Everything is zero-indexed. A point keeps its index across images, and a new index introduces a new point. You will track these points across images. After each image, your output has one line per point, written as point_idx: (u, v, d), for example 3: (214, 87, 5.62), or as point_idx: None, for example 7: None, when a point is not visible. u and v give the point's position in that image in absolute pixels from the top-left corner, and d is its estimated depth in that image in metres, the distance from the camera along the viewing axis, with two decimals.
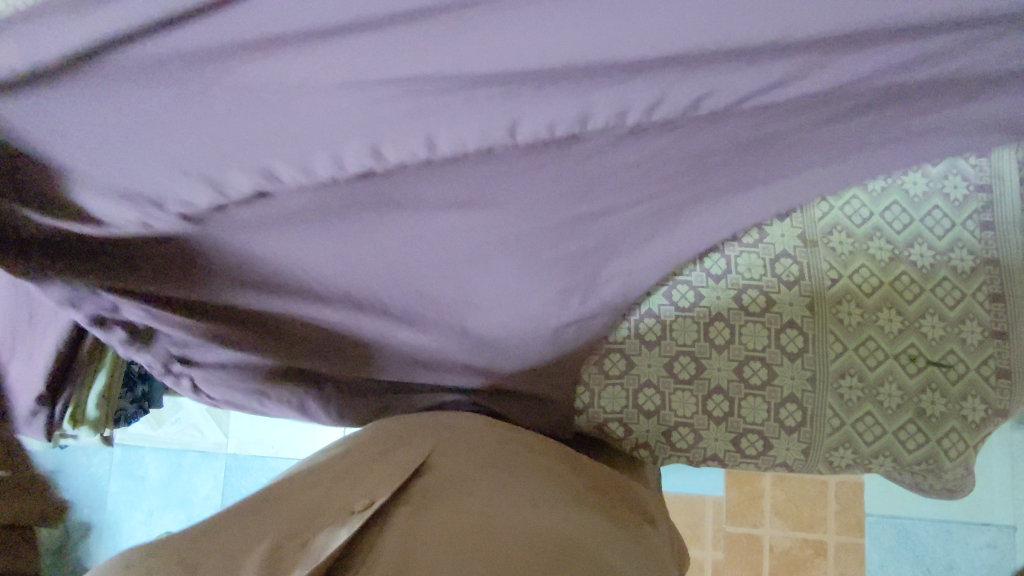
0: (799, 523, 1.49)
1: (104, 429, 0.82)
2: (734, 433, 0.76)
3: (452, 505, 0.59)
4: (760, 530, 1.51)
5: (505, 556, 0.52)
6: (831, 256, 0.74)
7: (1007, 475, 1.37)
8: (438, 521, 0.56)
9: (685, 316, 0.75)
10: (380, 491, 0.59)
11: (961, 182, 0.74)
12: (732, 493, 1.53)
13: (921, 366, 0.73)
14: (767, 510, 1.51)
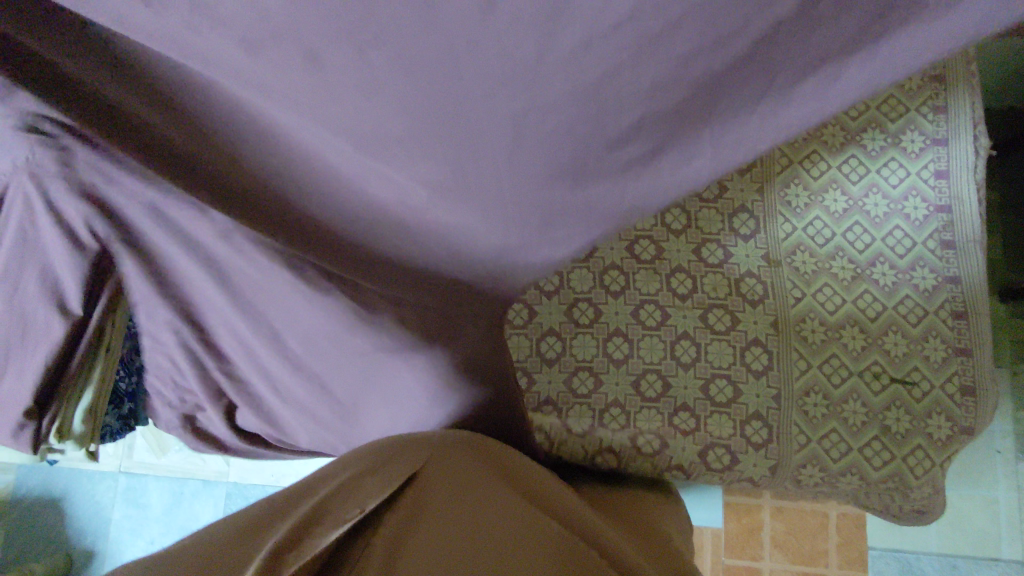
0: (800, 557, 1.25)
1: (90, 442, 0.82)
2: (699, 447, 0.75)
3: (452, 494, 0.51)
4: (760, 564, 1.26)
5: (510, 547, 0.43)
6: (794, 276, 0.76)
7: (1013, 504, 1.21)
8: (435, 515, 0.47)
9: (651, 334, 0.77)
10: (372, 485, 0.50)
11: (921, 203, 0.76)
12: (729, 524, 1.27)
13: (885, 384, 0.73)
14: (767, 543, 1.26)
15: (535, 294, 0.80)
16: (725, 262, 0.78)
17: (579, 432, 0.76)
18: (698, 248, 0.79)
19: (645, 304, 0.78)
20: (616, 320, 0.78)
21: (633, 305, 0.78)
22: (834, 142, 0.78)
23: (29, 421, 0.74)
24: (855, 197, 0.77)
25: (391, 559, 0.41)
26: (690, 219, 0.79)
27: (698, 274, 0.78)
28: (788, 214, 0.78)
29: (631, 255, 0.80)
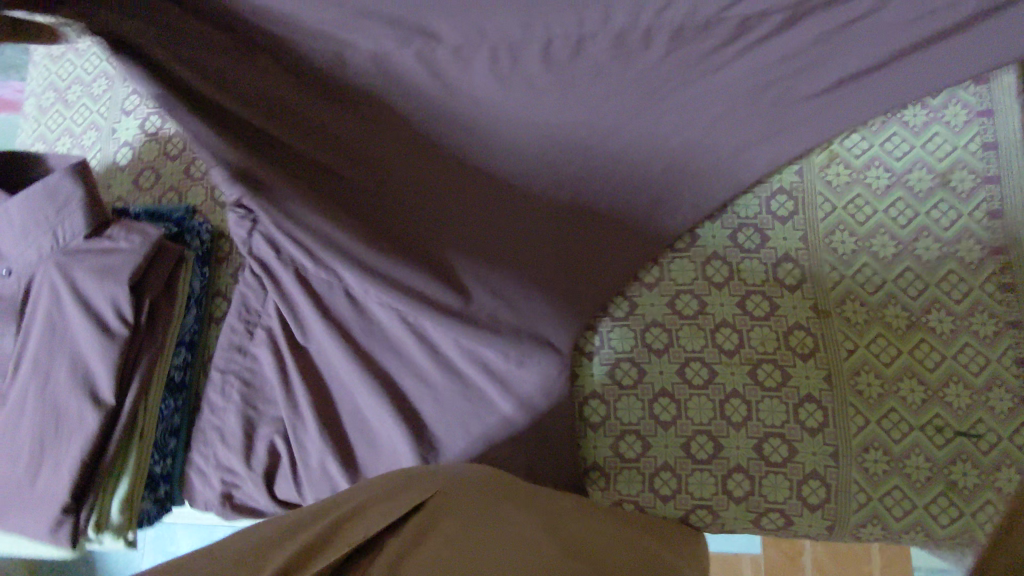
0: None
1: (128, 533, 0.78)
2: (755, 512, 0.73)
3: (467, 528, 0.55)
4: None
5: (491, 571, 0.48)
6: (845, 327, 0.74)
7: None
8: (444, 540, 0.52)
9: (699, 393, 0.75)
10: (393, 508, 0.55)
11: (975, 245, 0.73)
12: (770, 550, 1.26)
13: (948, 438, 0.70)
14: (809, 570, 1.24)
15: (575, 356, 0.77)
16: (771, 314, 0.75)
17: (629, 507, 0.75)
18: (742, 301, 0.76)
19: (690, 362, 0.76)
20: (661, 380, 0.76)
21: (678, 363, 0.76)
22: (878, 186, 0.75)
23: (66, 517, 0.72)
24: (904, 241, 0.74)
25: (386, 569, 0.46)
26: (732, 271, 0.77)
27: (744, 327, 0.75)
28: (835, 262, 0.75)
29: (673, 311, 0.77)
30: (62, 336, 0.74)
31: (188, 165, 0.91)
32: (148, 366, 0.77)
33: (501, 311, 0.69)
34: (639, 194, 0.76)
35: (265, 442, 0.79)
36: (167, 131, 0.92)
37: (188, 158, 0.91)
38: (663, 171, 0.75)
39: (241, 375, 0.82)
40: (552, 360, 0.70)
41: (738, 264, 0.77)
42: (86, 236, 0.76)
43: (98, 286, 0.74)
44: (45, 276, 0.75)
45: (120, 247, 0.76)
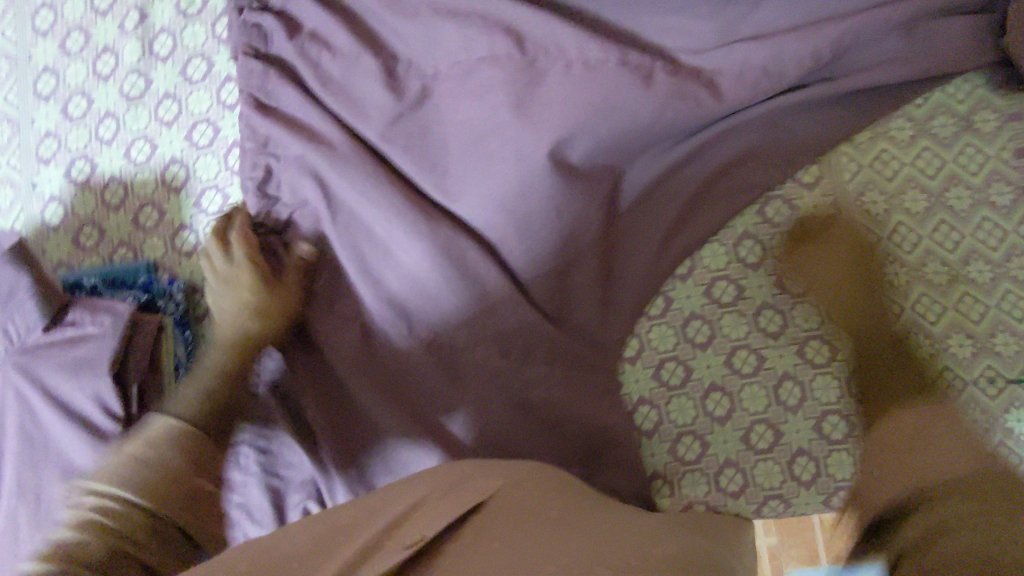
0: None
1: None
2: (825, 494, 0.71)
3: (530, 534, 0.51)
4: None
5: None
6: (888, 292, 0.72)
7: None
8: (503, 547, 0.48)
9: (750, 381, 0.72)
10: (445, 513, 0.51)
11: (1006, 187, 0.71)
12: None
13: (1001, 387, 0.70)
14: None
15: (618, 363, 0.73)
16: (811, 289, 0.72)
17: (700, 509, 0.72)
18: (781, 279, 0.73)
19: (737, 351, 0.73)
20: (709, 373, 0.73)
21: (725, 354, 0.73)
22: (902, 137, 0.73)
23: None
24: (936, 193, 0.72)
25: None
26: (765, 249, 0.73)
27: (785, 307, 0.73)
28: (868, 225, 0.72)
29: (710, 301, 0.73)
30: (46, 447, 0.65)
31: (135, 214, 0.78)
32: None
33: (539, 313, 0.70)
34: (683, 179, 0.73)
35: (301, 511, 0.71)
36: (100, 179, 0.79)
37: (134, 207, 0.78)
38: (704, 140, 0.73)
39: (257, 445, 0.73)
40: (587, 371, 0.71)
41: (771, 241, 0.73)
42: (46, 327, 0.66)
43: (75, 380, 0.65)
44: (5, 380, 0.65)
45: (90, 332, 0.67)
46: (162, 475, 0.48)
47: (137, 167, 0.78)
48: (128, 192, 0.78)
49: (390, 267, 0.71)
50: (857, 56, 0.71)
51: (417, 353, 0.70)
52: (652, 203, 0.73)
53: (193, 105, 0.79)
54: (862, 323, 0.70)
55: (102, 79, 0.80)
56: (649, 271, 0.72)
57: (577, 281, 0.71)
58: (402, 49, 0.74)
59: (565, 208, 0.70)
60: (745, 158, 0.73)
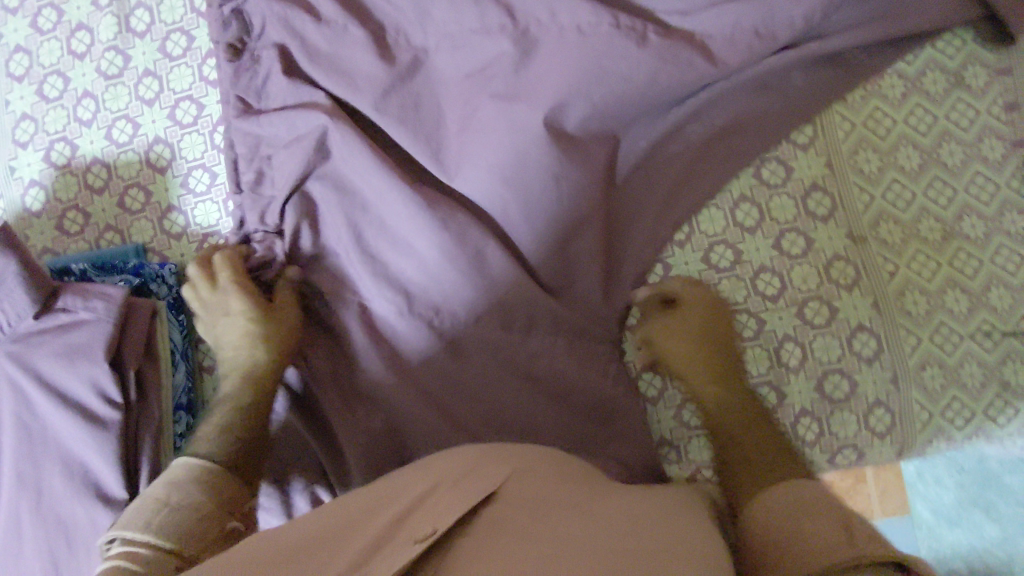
0: None
1: None
2: (829, 453, 0.72)
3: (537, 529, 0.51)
4: None
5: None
6: (884, 250, 0.72)
7: None
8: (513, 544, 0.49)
9: (752, 345, 0.73)
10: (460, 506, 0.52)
11: (997, 141, 0.71)
12: None
13: (996, 340, 0.71)
14: None
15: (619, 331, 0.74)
16: (808, 250, 0.72)
17: (706, 472, 0.73)
18: (778, 242, 0.73)
19: (737, 315, 0.73)
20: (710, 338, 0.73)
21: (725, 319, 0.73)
22: (894, 94, 0.73)
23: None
24: (929, 149, 0.72)
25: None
26: (762, 211, 0.73)
27: (784, 269, 0.73)
28: (863, 183, 0.72)
29: (709, 266, 0.73)
30: (44, 440, 0.64)
31: (121, 196, 0.76)
32: (156, 435, 0.67)
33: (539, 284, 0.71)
34: (678, 143, 0.73)
35: (306, 493, 0.72)
36: (81, 161, 0.77)
37: (119, 189, 0.76)
38: (699, 104, 0.72)
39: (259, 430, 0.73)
40: (587, 341, 0.72)
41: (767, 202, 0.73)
42: (36, 315, 0.65)
43: (69, 368, 0.64)
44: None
45: (81, 319, 0.65)
46: (191, 524, 0.52)
47: (120, 148, 0.77)
48: (112, 174, 0.77)
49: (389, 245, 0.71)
50: (846, 13, 0.71)
51: (418, 333, 0.70)
52: (649, 170, 0.73)
53: (175, 82, 0.77)
54: (704, 387, 0.70)
55: (78, 57, 0.78)
56: (646, 237, 0.73)
57: (580, 250, 0.71)
58: (391, 19, 0.73)
59: (564, 175, 0.69)
60: (741, 120, 0.73)
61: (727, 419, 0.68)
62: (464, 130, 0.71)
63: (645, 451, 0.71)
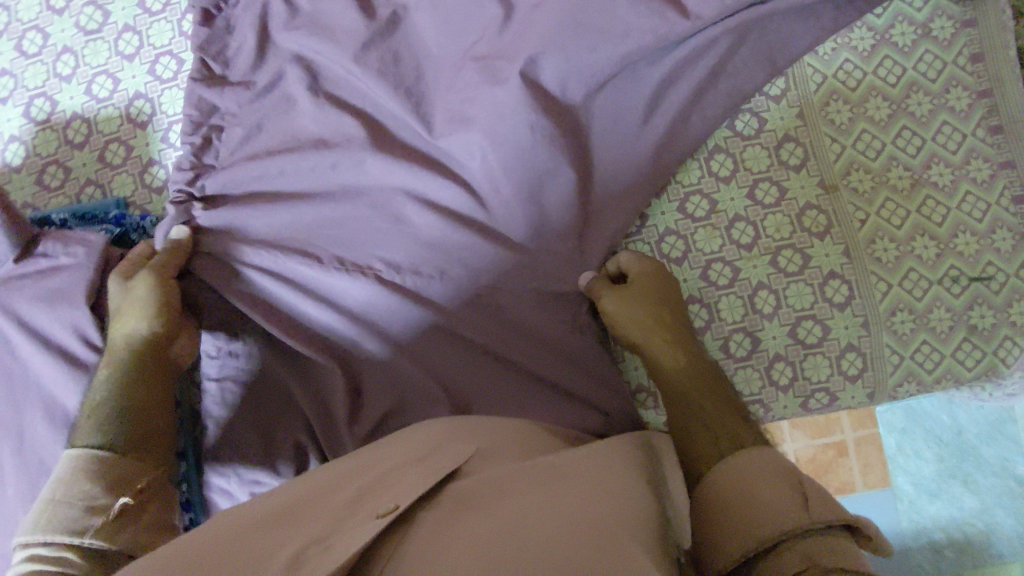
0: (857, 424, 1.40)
1: None
2: (802, 396, 0.73)
3: (500, 500, 0.54)
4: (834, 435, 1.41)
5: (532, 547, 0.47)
6: (855, 198, 0.74)
7: None
8: (478, 517, 0.52)
9: (728, 292, 0.74)
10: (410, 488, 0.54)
11: (963, 92, 0.73)
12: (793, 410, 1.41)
13: (964, 285, 0.73)
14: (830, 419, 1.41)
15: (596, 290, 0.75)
16: (781, 199, 0.74)
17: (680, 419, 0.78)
18: (752, 191, 0.74)
19: (712, 264, 0.74)
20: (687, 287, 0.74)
21: (700, 268, 0.74)
22: (864, 46, 0.74)
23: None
24: (897, 100, 0.74)
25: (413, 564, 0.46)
26: (736, 161, 0.75)
27: (757, 219, 0.74)
28: (835, 133, 0.74)
29: (685, 216, 0.75)
30: (25, 384, 0.65)
31: (101, 151, 0.77)
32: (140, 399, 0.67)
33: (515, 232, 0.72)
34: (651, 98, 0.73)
35: (287, 442, 0.73)
36: (61, 116, 0.77)
37: (99, 143, 0.77)
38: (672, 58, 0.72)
39: (240, 378, 0.75)
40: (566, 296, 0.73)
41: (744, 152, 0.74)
42: (16, 258, 0.66)
43: (51, 313, 0.64)
44: None
45: (61, 264, 0.66)
46: (83, 510, 0.52)
47: (100, 103, 0.77)
48: (92, 130, 0.77)
49: (345, 202, 0.73)
50: None
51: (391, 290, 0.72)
52: (625, 126, 0.73)
53: (155, 38, 0.77)
54: (658, 351, 0.69)
55: (57, 13, 0.78)
56: (622, 189, 0.73)
57: (556, 207, 0.72)
58: None
59: (538, 124, 0.71)
60: (716, 73, 0.72)
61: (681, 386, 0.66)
62: (442, 81, 0.72)
63: (623, 400, 0.73)
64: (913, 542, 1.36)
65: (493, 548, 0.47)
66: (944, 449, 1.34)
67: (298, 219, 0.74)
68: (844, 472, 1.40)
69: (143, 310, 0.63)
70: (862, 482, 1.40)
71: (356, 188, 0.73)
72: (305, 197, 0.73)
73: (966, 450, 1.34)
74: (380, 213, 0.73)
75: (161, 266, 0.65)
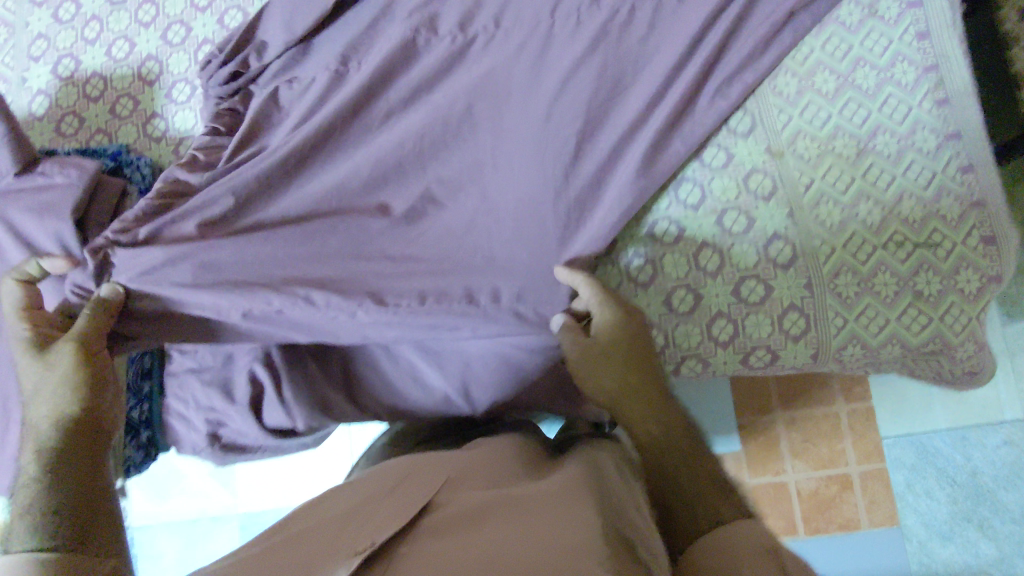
0: (864, 455, 1.31)
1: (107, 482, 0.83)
2: (742, 351, 0.76)
3: (478, 524, 0.55)
4: (839, 468, 1.31)
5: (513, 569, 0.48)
6: (800, 163, 0.76)
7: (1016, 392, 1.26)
8: (457, 541, 0.52)
9: (671, 250, 0.76)
10: (386, 525, 0.55)
11: (909, 67, 0.76)
12: (793, 434, 1.33)
13: (909, 251, 0.73)
14: (837, 449, 1.31)
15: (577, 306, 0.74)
16: (729, 163, 0.76)
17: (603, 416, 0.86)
18: (699, 154, 0.77)
19: (659, 221, 0.77)
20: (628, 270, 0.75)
21: (646, 224, 0.77)
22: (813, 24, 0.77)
23: None
24: (844, 73, 0.76)
25: None
26: None
27: (705, 180, 0.76)
28: (782, 103, 0.77)
29: None
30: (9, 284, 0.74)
31: (113, 104, 0.86)
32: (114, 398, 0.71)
33: (472, 183, 0.76)
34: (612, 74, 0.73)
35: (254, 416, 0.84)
36: (84, 74, 0.87)
37: (112, 97, 0.86)
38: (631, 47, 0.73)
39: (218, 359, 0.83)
40: (525, 255, 0.74)
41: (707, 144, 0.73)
42: (17, 173, 0.74)
43: (40, 224, 0.72)
44: None
45: (56, 183, 0.74)
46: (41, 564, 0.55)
47: (117, 63, 0.87)
48: (107, 86, 0.86)
49: (312, 238, 0.75)
50: None
51: (352, 307, 0.72)
52: (574, 82, 0.73)
53: (169, 8, 0.87)
54: (629, 415, 0.69)
55: None
56: (572, 145, 0.73)
57: (499, 163, 0.75)
58: None
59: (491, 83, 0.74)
60: (677, 51, 0.72)
61: (656, 453, 0.66)
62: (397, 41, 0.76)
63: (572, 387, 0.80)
64: None
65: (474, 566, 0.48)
66: (957, 489, 1.26)
67: (273, 250, 0.74)
68: (848, 508, 1.29)
69: (69, 383, 0.66)
70: (867, 522, 1.29)
71: (324, 157, 0.77)
72: (282, 195, 0.76)
73: (983, 494, 1.26)
74: (339, 254, 0.75)
75: (82, 338, 0.68)
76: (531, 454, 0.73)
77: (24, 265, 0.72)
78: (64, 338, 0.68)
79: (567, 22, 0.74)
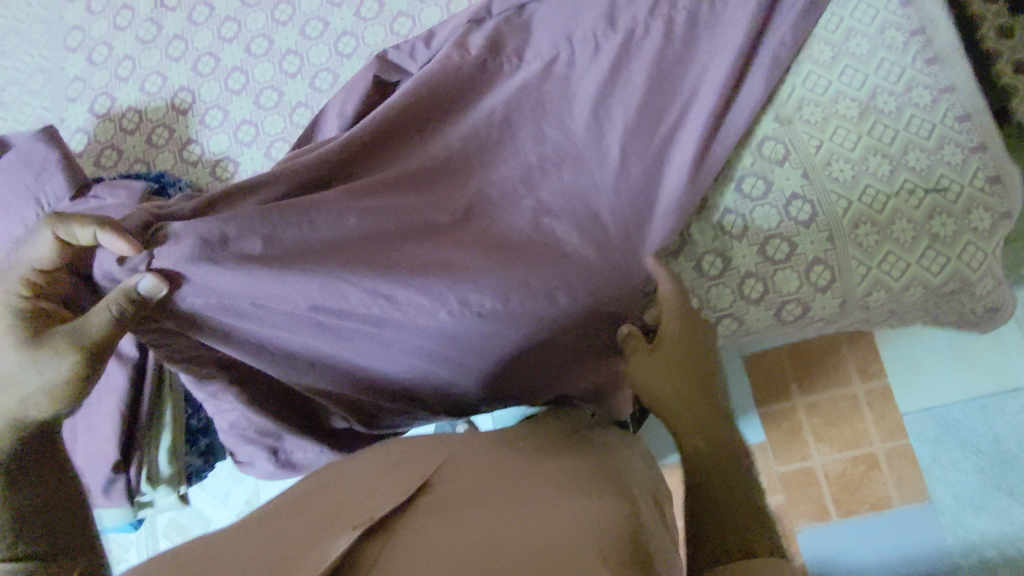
0: (890, 432, 1.31)
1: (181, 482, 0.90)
2: (774, 306, 0.82)
3: (487, 504, 0.53)
4: (866, 448, 1.31)
5: (527, 541, 0.45)
6: (808, 128, 0.80)
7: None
8: (468, 514, 0.50)
9: (698, 218, 0.82)
10: (393, 495, 0.52)
11: (897, 32, 0.81)
12: (817, 418, 1.35)
13: (921, 197, 0.77)
14: (862, 429, 1.32)
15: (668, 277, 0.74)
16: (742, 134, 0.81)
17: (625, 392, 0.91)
18: None
19: None
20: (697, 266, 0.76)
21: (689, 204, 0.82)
22: None
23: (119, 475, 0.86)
24: (838, 44, 0.81)
25: (408, 549, 0.43)
26: None
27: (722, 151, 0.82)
28: (785, 76, 0.82)
29: None
30: None
31: (149, 135, 0.90)
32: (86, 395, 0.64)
33: (503, 171, 0.80)
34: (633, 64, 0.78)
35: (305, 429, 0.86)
36: (119, 109, 0.92)
37: (148, 128, 0.90)
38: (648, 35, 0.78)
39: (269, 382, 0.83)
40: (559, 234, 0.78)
41: (724, 115, 0.78)
42: (72, 198, 0.77)
43: None
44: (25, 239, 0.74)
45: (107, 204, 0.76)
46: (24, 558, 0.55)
47: (151, 96, 0.92)
48: (143, 118, 0.91)
49: (383, 235, 0.72)
50: None
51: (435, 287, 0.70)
52: (596, 72, 0.79)
53: (199, 42, 0.93)
54: (681, 422, 0.70)
55: (121, 29, 0.95)
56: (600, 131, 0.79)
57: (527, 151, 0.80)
58: None
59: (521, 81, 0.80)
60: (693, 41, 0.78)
61: (699, 466, 0.65)
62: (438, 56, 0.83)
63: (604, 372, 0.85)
64: (962, 558, 1.22)
65: (486, 535, 0.45)
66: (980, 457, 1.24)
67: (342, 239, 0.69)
68: (878, 487, 1.29)
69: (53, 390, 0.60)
70: (898, 498, 1.28)
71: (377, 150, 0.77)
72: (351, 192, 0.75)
73: (1008, 460, 1.24)
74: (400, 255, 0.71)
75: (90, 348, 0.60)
76: (533, 442, 0.72)
77: (76, 227, 0.59)
78: (60, 338, 0.60)
79: (583, 20, 0.80)
